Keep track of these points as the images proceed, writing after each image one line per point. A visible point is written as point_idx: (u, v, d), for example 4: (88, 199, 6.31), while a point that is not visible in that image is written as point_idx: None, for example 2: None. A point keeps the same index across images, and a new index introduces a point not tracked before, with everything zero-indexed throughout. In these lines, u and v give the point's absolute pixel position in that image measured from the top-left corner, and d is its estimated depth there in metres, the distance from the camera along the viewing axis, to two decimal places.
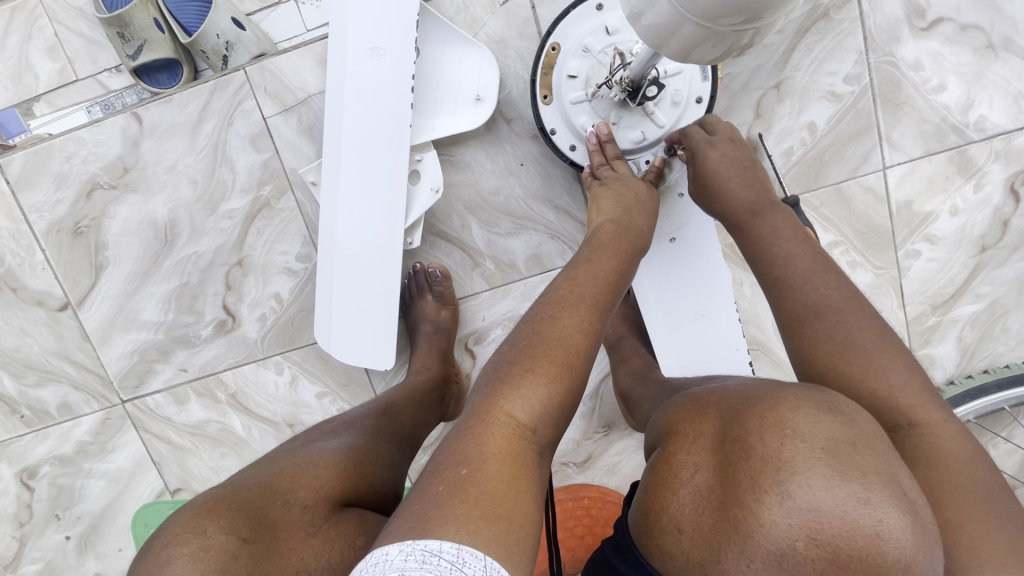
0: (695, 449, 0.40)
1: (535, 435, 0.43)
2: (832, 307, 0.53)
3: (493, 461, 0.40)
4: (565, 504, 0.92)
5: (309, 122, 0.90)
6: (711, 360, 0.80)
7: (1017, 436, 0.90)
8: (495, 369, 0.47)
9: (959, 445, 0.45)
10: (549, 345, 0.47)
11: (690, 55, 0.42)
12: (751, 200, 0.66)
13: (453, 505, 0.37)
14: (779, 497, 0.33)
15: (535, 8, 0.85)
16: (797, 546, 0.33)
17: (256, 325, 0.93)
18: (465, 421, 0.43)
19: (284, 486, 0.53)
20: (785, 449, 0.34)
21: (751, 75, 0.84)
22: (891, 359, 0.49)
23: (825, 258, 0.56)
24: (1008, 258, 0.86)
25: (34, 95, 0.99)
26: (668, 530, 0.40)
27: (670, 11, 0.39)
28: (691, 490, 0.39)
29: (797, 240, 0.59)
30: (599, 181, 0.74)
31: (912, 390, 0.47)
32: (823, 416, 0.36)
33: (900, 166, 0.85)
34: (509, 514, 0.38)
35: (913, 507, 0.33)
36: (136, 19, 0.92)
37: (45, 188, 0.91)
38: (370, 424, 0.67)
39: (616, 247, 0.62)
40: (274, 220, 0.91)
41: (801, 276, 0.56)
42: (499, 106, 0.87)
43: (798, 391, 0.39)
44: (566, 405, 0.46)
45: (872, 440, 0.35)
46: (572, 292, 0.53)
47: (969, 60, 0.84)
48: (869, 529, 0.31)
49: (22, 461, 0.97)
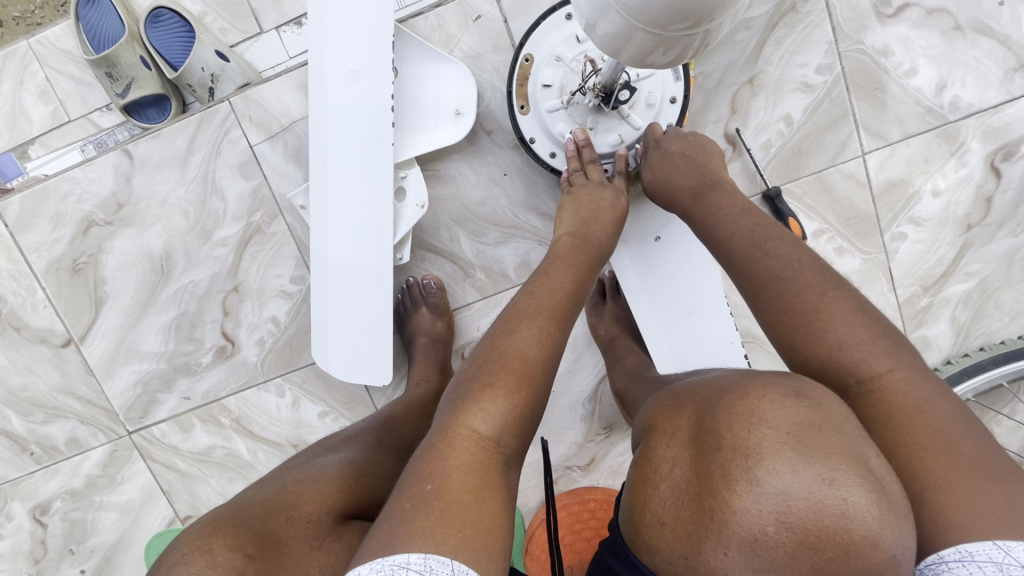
0: (672, 444, 0.41)
1: (499, 446, 0.44)
2: (776, 275, 0.53)
3: (459, 473, 0.41)
4: (571, 508, 0.92)
5: (295, 147, 0.91)
6: (704, 354, 0.81)
7: (1019, 413, 0.90)
8: (457, 387, 0.48)
9: (912, 394, 0.44)
10: (505, 358, 0.48)
11: (646, 61, 0.43)
12: (693, 185, 0.68)
13: (422, 519, 0.37)
14: (749, 485, 0.34)
15: (507, 22, 0.87)
16: (769, 531, 0.33)
17: (255, 349, 0.95)
18: (429, 440, 0.44)
19: (287, 502, 0.54)
20: (752, 436, 0.35)
21: (723, 73, 0.85)
22: (836, 316, 0.48)
23: (764, 227, 0.58)
24: (995, 235, 0.87)
25: (28, 138, 1.02)
26: (652, 524, 0.40)
27: (620, 22, 0.40)
28: (670, 484, 0.39)
29: (736, 216, 0.61)
30: (572, 187, 0.76)
31: (857, 343, 0.47)
32: (789, 402, 0.37)
33: (878, 151, 0.86)
34: (476, 521, 0.38)
35: (878, 484, 0.34)
36: (123, 58, 0.96)
37: (42, 228, 0.93)
38: (371, 438, 0.67)
39: (575, 260, 0.64)
40: (266, 245, 0.93)
41: (759, 247, 0.56)
42: (479, 119, 0.88)
43: (765, 379, 0.40)
44: (531, 411, 0.47)
45: (837, 421, 0.36)
46: (529, 305, 0.54)
47: (938, 43, 0.85)
48: (834, 508, 0.32)
49: (34, 498, 0.98)
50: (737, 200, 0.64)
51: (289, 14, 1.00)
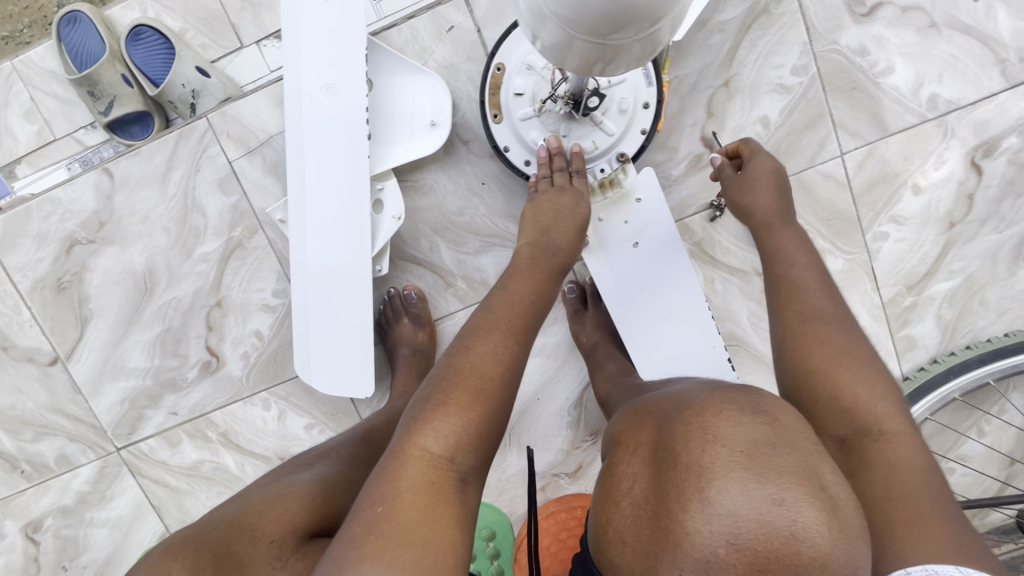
0: (634, 460, 0.41)
1: (453, 465, 0.45)
2: (822, 317, 0.59)
3: (410, 494, 0.42)
4: (557, 515, 0.92)
5: (273, 161, 0.92)
6: (687, 360, 0.81)
7: (1007, 411, 0.89)
8: (416, 406, 0.49)
9: (913, 454, 0.52)
10: (460, 375, 0.50)
11: (589, 70, 0.42)
12: (771, 211, 0.70)
13: (369, 543, 0.39)
14: (700, 505, 0.34)
15: (480, 31, 0.87)
16: (719, 552, 0.33)
17: (240, 363, 0.95)
18: (384, 461, 0.45)
19: (251, 522, 0.54)
20: (706, 455, 0.35)
21: (698, 76, 0.85)
22: (859, 372, 0.55)
23: (822, 274, 0.63)
24: (978, 232, 0.86)
25: (14, 158, 1.03)
26: (614, 542, 0.40)
27: (558, 31, 0.39)
28: (630, 502, 0.39)
29: (800, 254, 0.65)
30: (536, 197, 0.75)
31: (881, 401, 0.54)
32: (744, 419, 0.37)
33: (857, 151, 0.86)
34: (427, 539, 0.40)
35: (832, 502, 0.34)
36: (104, 77, 0.98)
37: (26, 248, 0.94)
38: (348, 451, 0.66)
39: (533, 271, 0.65)
40: (248, 259, 0.93)
41: (805, 289, 0.62)
42: (455, 129, 0.88)
43: (725, 394, 0.40)
44: (487, 427, 0.48)
45: (794, 438, 0.36)
46: (486, 319, 0.56)
47: (913, 41, 0.84)
48: (784, 529, 0.32)
49: (26, 515, 0.99)
50: (800, 240, 0.67)
51: (268, 28, 1.00)
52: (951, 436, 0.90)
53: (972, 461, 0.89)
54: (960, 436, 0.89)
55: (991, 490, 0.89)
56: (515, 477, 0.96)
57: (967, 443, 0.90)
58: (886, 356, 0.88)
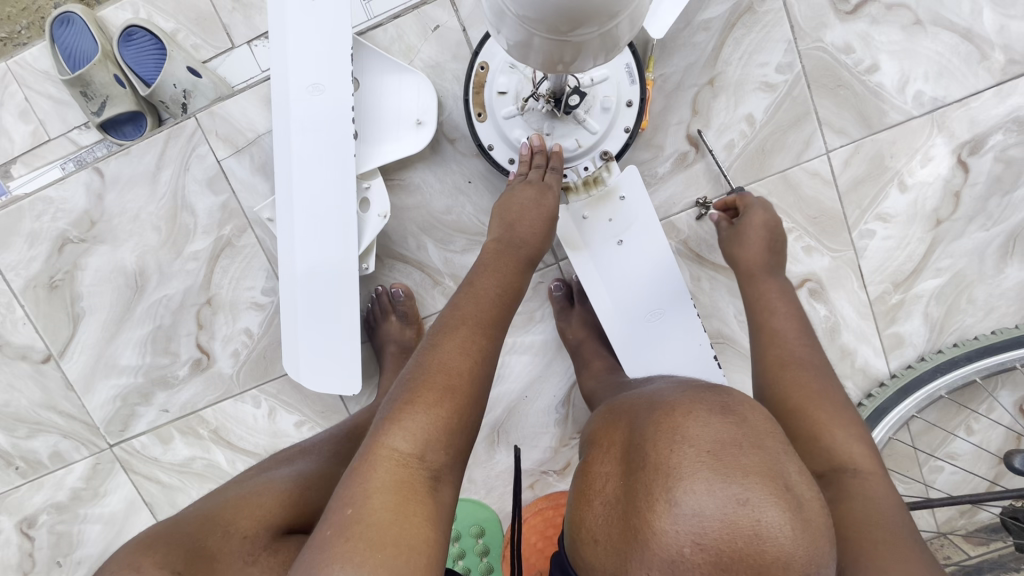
0: (607, 459, 0.41)
1: (423, 463, 0.46)
2: (800, 361, 0.64)
3: (378, 494, 0.43)
4: (546, 512, 0.92)
5: (261, 161, 0.92)
6: (672, 357, 0.81)
7: (996, 410, 0.89)
8: (387, 407, 0.50)
9: (884, 491, 0.55)
10: (428, 374, 0.51)
11: (552, 66, 0.43)
12: (757, 261, 0.73)
13: (340, 546, 0.40)
14: (667, 505, 0.34)
15: (465, 31, 0.88)
16: (685, 552, 0.33)
17: (230, 361, 0.96)
18: (354, 463, 0.46)
19: (226, 517, 0.55)
20: (673, 455, 0.35)
21: (683, 75, 0.85)
22: (836, 416, 0.59)
23: (800, 323, 0.68)
24: (965, 230, 0.86)
25: (9, 158, 1.04)
26: (587, 540, 0.40)
27: (519, 28, 0.39)
28: (602, 500, 0.39)
29: (780, 303, 0.70)
30: (514, 190, 0.76)
31: (854, 444, 0.58)
32: (713, 419, 0.37)
33: (842, 149, 0.86)
34: (399, 538, 0.40)
35: (797, 503, 0.34)
36: (97, 77, 0.98)
37: (19, 247, 0.95)
38: (330, 448, 0.67)
39: (498, 264, 0.66)
40: (237, 257, 0.94)
41: (784, 336, 0.67)
42: (441, 128, 0.89)
43: (696, 393, 0.40)
44: (457, 423, 0.49)
45: (761, 437, 0.36)
46: (454, 316, 0.58)
47: (899, 38, 0.84)
48: (748, 529, 0.32)
49: (21, 511, 1.00)
50: (783, 291, 0.71)
51: (258, 28, 1.01)
52: (939, 434, 0.89)
53: (960, 459, 0.89)
54: (948, 434, 0.89)
55: (980, 488, 0.89)
56: (503, 474, 0.96)
57: (956, 441, 0.89)
58: (873, 354, 0.88)
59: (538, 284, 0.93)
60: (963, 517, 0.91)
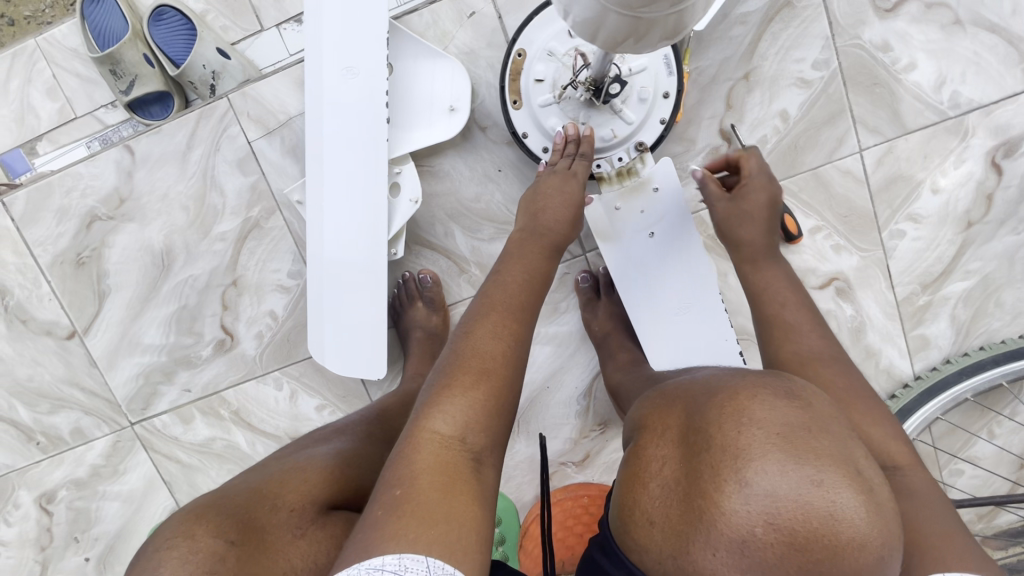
0: (663, 443, 0.41)
1: (464, 444, 0.46)
2: (816, 358, 0.64)
3: (426, 474, 0.43)
4: (564, 503, 0.93)
5: (292, 143, 0.93)
6: (699, 352, 0.81)
7: (1020, 413, 0.89)
8: (426, 392, 0.50)
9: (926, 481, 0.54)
10: (463, 359, 0.52)
11: (618, 43, 0.43)
12: (757, 246, 0.72)
13: (393, 522, 0.39)
14: (738, 486, 0.34)
15: (501, 18, 0.87)
16: (756, 532, 0.33)
17: (254, 342, 0.96)
18: (397, 446, 0.46)
19: (272, 490, 0.55)
20: (742, 437, 0.35)
21: (718, 69, 0.85)
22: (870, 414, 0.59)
23: (810, 315, 0.68)
24: (996, 233, 0.86)
25: (36, 135, 1.04)
26: (642, 523, 0.40)
27: (592, 3, 0.39)
28: (659, 483, 0.39)
29: (789, 294, 0.69)
30: (541, 177, 0.76)
31: (888, 437, 0.57)
32: (779, 403, 0.37)
33: (876, 148, 0.85)
34: (449, 515, 0.40)
35: (867, 486, 0.34)
36: (126, 56, 0.98)
37: (48, 223, 0.95)
38: (362, 430, 0.67)
39: (524, 252, 0.67)
40: (264, 239, 0.94)
41: (791, 330, 0.67)
42: (473, 115, 0.89)
43: (757, 379, 0.40)
44: (494, 406, 0.50)
45: (826, 422, 0.36)
46: (485, 304, 0.59)
47: (937, 37, 0.84)
48: (823, 510, 0.32)
49: (41, 486, 1.00)
50: (789, 282, 0.71)
51: (289, 11, 1.01)
52: (961, 436, 0.89)
53: (982, 462, 0.89)
54: (971, 437, 0.89)
55: (1001, 491, 0.89)
56: (523, 464, 0.96)
57: (977, 444, 0.89)
58: (899, 355, 0.88)
59: (564, 275, 0.93)
60: (982, 520, 0.90)
